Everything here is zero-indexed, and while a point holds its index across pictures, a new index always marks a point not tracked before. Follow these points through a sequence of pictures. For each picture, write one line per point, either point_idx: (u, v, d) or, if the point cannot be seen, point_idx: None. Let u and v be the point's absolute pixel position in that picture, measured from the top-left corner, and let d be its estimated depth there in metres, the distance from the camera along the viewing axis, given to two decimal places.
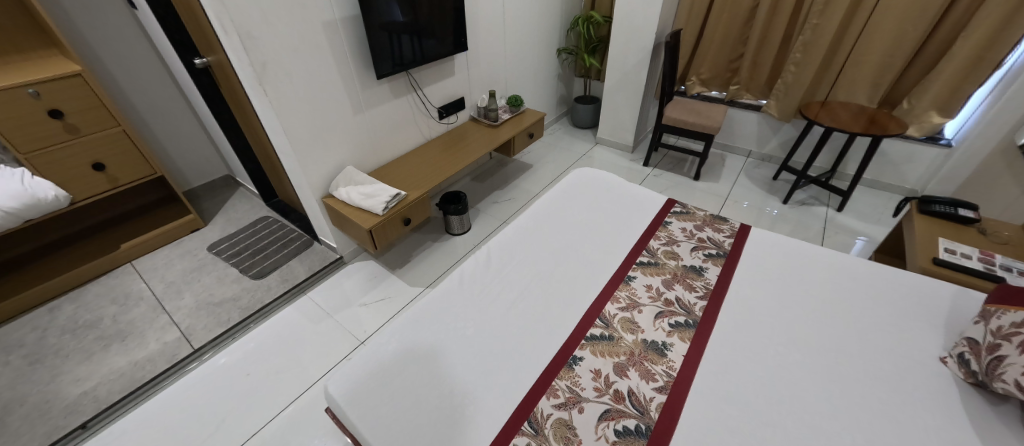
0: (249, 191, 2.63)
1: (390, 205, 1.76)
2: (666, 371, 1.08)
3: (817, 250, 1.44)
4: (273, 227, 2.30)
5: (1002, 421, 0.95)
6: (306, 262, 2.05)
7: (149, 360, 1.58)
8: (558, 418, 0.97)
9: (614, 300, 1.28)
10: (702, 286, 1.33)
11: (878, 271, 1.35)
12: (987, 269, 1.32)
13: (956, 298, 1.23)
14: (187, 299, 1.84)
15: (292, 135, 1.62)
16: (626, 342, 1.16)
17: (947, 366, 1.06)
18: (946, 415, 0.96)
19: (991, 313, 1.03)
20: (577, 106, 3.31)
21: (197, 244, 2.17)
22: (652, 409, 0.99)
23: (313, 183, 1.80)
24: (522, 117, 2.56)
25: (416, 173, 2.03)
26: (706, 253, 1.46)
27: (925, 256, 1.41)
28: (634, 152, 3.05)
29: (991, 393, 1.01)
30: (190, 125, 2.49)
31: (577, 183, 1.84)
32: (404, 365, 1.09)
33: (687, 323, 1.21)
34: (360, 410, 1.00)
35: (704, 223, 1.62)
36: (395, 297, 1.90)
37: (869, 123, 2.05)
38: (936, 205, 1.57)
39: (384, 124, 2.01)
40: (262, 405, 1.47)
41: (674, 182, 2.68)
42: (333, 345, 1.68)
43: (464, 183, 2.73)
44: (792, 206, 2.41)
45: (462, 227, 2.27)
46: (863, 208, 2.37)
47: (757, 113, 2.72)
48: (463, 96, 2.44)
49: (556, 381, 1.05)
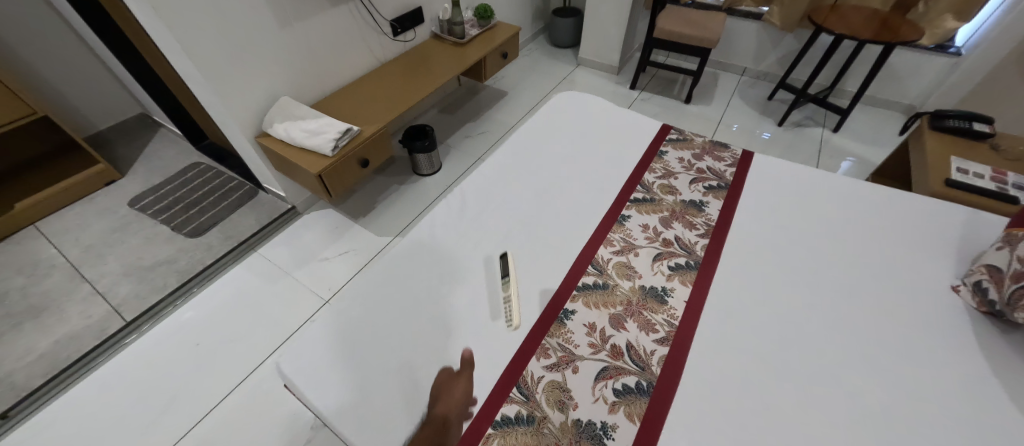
0: (174, 134, 2.22)
1: (341, 143, 1.48)
2: (667, 321, 0.97)
3: (826, 177, 1.30)
4: (208, 176, 1.97)
5: (1010, 351, 0.89)
6: (252, 215, 1.79)
7: (73, 338, 1.37)
8: (550, 381, 0.86)
9: (608, 244, 1.13)
10: (703, 223, 1.19)
11: (891, 194, 1.23)
12: (999, 189, 1.23)
13: (971, 221, 1.13)
14: (112, 264, 1.58)
15: (197, 57, 1.25)
16: (623, 290, 1.03)
17: (960, 294, 0.99)
18: (964, 350, 0.89)
19: (1019, 238, 0.94)
20: (556, 21, 2.88)
21: (114, 200, 1.84)
22: (654, 364, 0.89)
23: (239, 119, 1.47)
24: (493, 33, 2.17)
25: (371, 105, 1.71)
26: (706, 186, 1.30)
27: (936, 178, 1.29)
28: (619, 74, 2.74)
29: (1003, 321, 0.95)
30: (79, 53, 1.99)
31: (560, 109, 1.60)
32: (368, 333, 0.93)
33: (688, 265, 1.08)
34: (316, 388, 0.85)
35: (703, 151, 1.44)
36: (361, 248, 1.70)
37: (881, 29, 1.83)
38: (950, 120, 1.45)
39: (322, 42, 1.63)
40: (218, 377, 1.32)
41: (662, 107, 2.44)
42: (295, 306, 1.51)
43: (431, 115, 2.40)
44: (786, 129, 2.25)
45: (432, 167, 2.02)
46: (858, 128, 2.23)
47: (756, 23, 2.42)
48: (421, 6, 2.01)
49: (547, 339, 0.93)
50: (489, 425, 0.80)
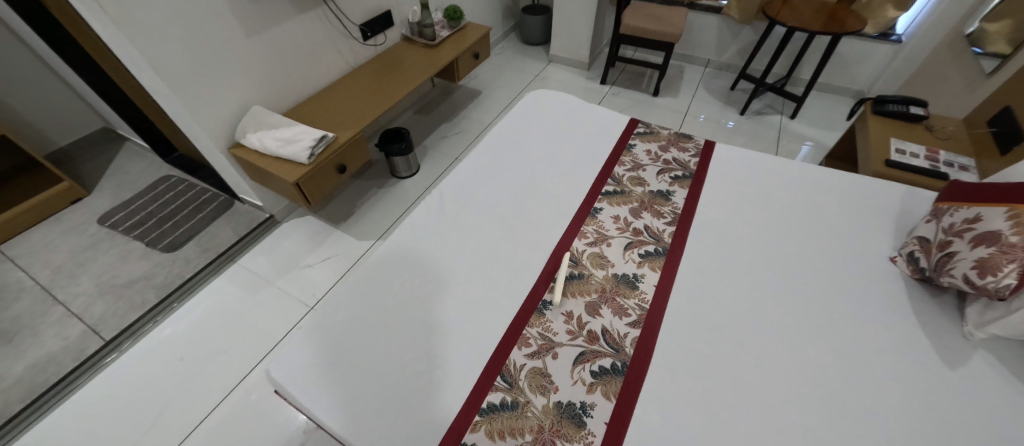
0: (141, 148, 2.16)
1: (318, 150, 1.49)
2: (639, 305, 1.03)
3: (782, 163, 1.40)
4: (180, 188, 1.94)
5: (939, 313, 1.00)
6: (229, 226, 1.77)
7: (50, 361, 1.34)
8: (532, 367, 0.92)
9: (582, 236, 1.19)
10: (670, 212, 1.26)
11: (838, 176, 1.33)
12: (932, 167, 1.35)
13: (906, 198, 1.24)
14: (85, 284, 1.55)
15: (163, 70, 1.24)
16: (597, 278, 1.09)
17: (896, 264, 1.09)
18: (901, 315, 0.99)
19: (944, 210, 1.04)
20: (526, 19, 2.92)
21: (82, 218, 1.79)
22: (627, 346, 0.95)
23: (210, 131, 1.45)
24: (464, 34, 2.20)
25: (345, 110, 1.71)
26: (672, 176, 1.38)
27: (878, 159, 1.41)
28: (590, 70, 2.81)
29: (934, 286, 1.05)
30: (34, 67, 1.90)
31: (532, 108, 1.65)
32: (356, 336, 0.97)
33: (657, 252, 1.15)
34: (308, 392, 0.88)
35: (669, 142, 1.52)
36: (343, 254, 1.72)
37: (828, 20, 1.95)
38: (890, 104, 1.56)
39: (291, 49, 1.62)
40: (205, 390, 1.32)
41: (632, 101, 2.52)
42: (280, 315, 1.52)
43: (407, 117, 2.41)
44: (748, 117, 2.37)
45: (410, 169, 2.04)
46: (814, 113, 2.37)
47: (716, 17, 2.52)
48: (389, 9, 2.02)
49: (527, 329, 0.98)
50: (476, 412, 0.85)
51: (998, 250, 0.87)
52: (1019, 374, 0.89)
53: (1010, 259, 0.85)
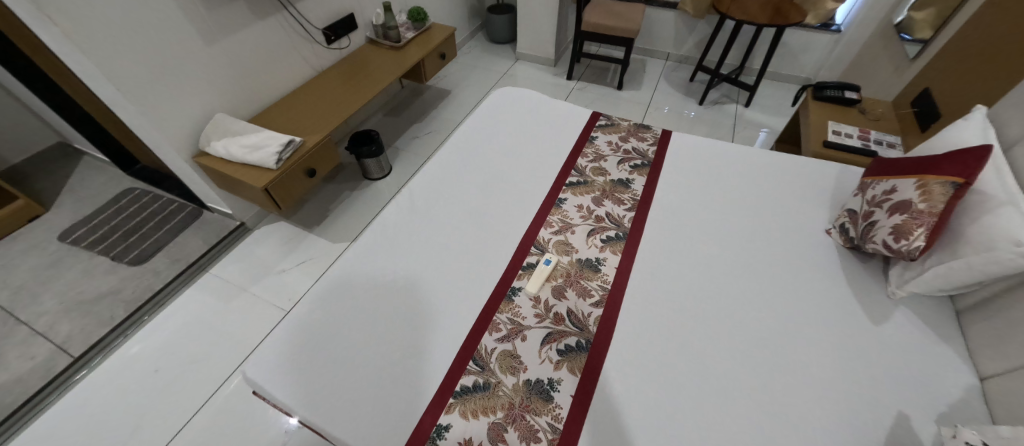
0: (100, 161, 2.10)
1: (285, 155, 1.49)
2: (601, 286, 1.10)
3: (731, 148, 1.49)
4: (145, 200, 1.90)
5: (867, 276, 1.11)
6: (198, 236, 1.75)
7: (17, 382, 1.31)
8: (502, 351, 0.97)
9: (548, 225, 1.26)
10: (630, 198, 1.34)
11: (781, 158, 1.44)
12: (863, 146, 1.47)
13: (841, 175, 1.36)
14: (49, 303, 1.51)
15: (120, 81, 1.23)
16: (562, 264, 1.16)
17: (831, 236, 1.20)
18: (835, 281, 1.09)
19: (868, 184, 1.15)
20: (492, 18, 2.96)
21: (42, 235, 1.74)
22: (591, 324, 1.02)
23: (173, 140, 1.44)
24: (430, 35, 2.22)
25: (312, 115, 1.72)
26: (632, 165, 1.46)
27: (817, 141, 1.53)
28: (556, 66, 2.88)
29: (863, 253, 1.16)
30: None
31: (498, 105, 1.70)
32: (332, 331, 1.00)
33: (618, 237, 1.22)
34: (288, 388, 0.91)
35: (629, 133, 1.60)
36: (318, 257, 1.73)
37: (773, 14, 2.07)
38: (828, 90, 1.69)
39: (252, 55, 1.62)
40: (182, 399, 1.32)
41: (598, 95, 2.61)
42: (256, 321, 1.52)
43: (377, 118, 2.42)
44: (707, 107, 2.49)
45: (382, 170, 2.05)
46: (767, 101, 2.51)
47: (673, 12, 2.63)
48: (352, 13, 2.02)
49: (497, 315, 1.04)
50: (450, 395, 0.90)
51: (909, 217, 0.97)
52: (932, 325, 1.00)
53: (919, 223, 0.95)
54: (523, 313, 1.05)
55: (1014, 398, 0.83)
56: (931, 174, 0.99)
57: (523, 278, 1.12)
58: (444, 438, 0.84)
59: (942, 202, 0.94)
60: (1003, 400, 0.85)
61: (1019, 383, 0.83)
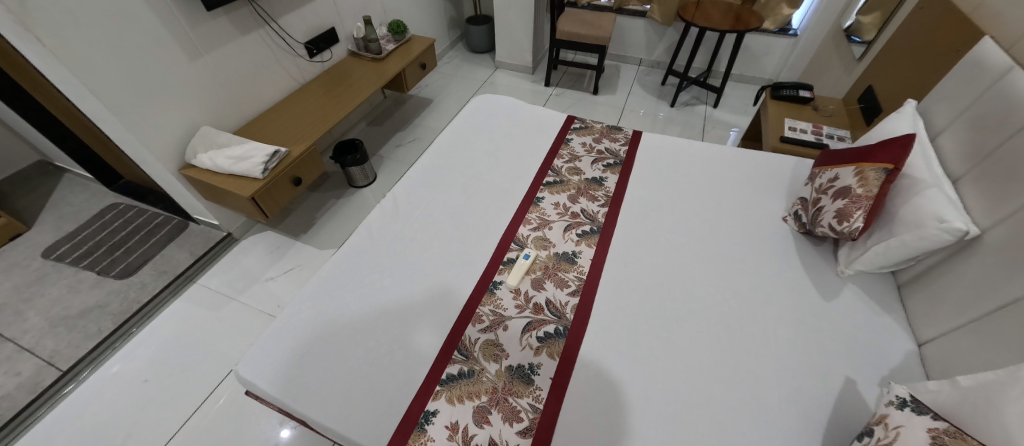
0: (82, 177, 2.10)
1: (271, 164, 1.53)
2: (577, 276, 1.17)
3: (696, 146, 1.60)
4: (129, 215, 1.91)
5: (819, 258, 1.20)
6: (185, 247, 1.77)
7: (6, 397, 1.31)
8: (485, 340, 1.03)
9: (526, 223, 1.33)
10: (603, 195, 1.42)
11: (743, 154, 1.55)
12: (816, 140, 1.59)
13: (795, 168, 1.47)
14: (34, 319, 1.51)
15: (105, 96, 1.26)
16: (541, 257, 1.23)
17: (787, 223, 1.30)
18: (790, 263, 1.19)
19: (817, 174, 1.26)
20: (470, 29, 3.05)
21: (24, 253, 1.73)
22: (568, 312, 1.09)
23: (159, 153, 1.47)
24: (410, 46, 2.30)
25: (295, 125, 1.77)
26: (605, 164, 1.54)
27: (775, 137, 1.64)
28: (534, 73, 2.99)
29: (816, 237, 1.26)
30: None
31: (477, 111, 1.77)
32: (322, 330, 1.05)
33: (593, 231, 1.30)
34: (281, 385, 0.95)
35: (602, 134, 1.69)
36: (306, 264, 1.76)
37: (733, 20, 2.21)
38: (784, 90, 1.82)
39: (235, 69, 1.66)
40: (173, 406, 1.34)
41: (575, 100, 2.71)
42: (246, 327, 1.55)
43: (360, 128, 2.47)
44: (678, 108, 2.62)
45: (366, 178, 2.10)
46: (733, 102, 2.65)
47: (643, 20, 2.76)
48: (333, 27, 2.09)
49: (480, 308, 1.10)
50: (437, 383, 0.95)
51: (850, 201, 1.08)
52: (876, 299, 1.10)
53: (858, 207, 1.05)
54: (504, 306, 1.10)
55: (943, 358, 0.92)
56: (868, 162, 1.09)
57: (504, 272, 1.18)
58: (432, 423, 0.89)
59: (876, 186, 1.05)
60: (936, 362, 0.94)
61: (947, 345, 0.93)
